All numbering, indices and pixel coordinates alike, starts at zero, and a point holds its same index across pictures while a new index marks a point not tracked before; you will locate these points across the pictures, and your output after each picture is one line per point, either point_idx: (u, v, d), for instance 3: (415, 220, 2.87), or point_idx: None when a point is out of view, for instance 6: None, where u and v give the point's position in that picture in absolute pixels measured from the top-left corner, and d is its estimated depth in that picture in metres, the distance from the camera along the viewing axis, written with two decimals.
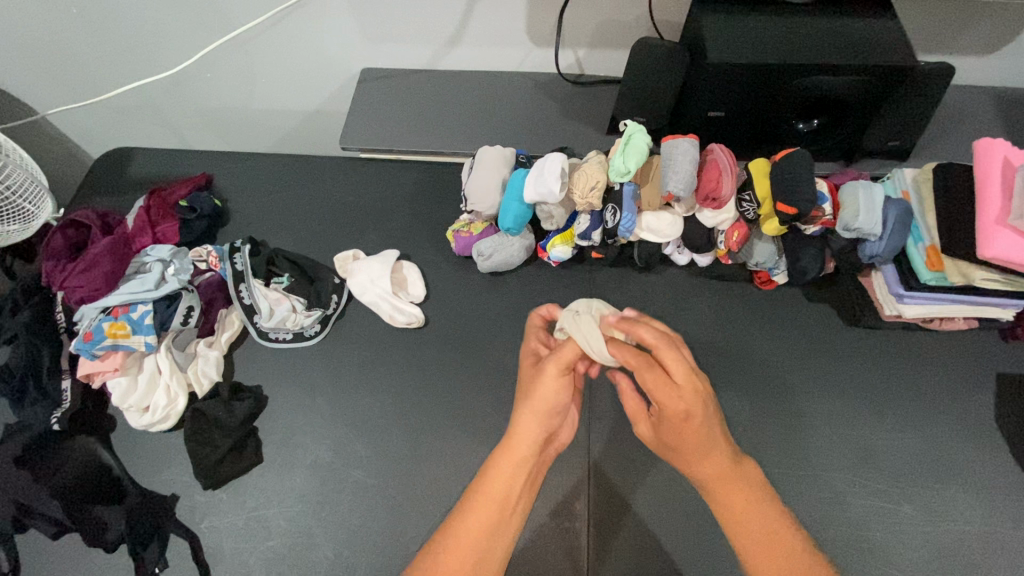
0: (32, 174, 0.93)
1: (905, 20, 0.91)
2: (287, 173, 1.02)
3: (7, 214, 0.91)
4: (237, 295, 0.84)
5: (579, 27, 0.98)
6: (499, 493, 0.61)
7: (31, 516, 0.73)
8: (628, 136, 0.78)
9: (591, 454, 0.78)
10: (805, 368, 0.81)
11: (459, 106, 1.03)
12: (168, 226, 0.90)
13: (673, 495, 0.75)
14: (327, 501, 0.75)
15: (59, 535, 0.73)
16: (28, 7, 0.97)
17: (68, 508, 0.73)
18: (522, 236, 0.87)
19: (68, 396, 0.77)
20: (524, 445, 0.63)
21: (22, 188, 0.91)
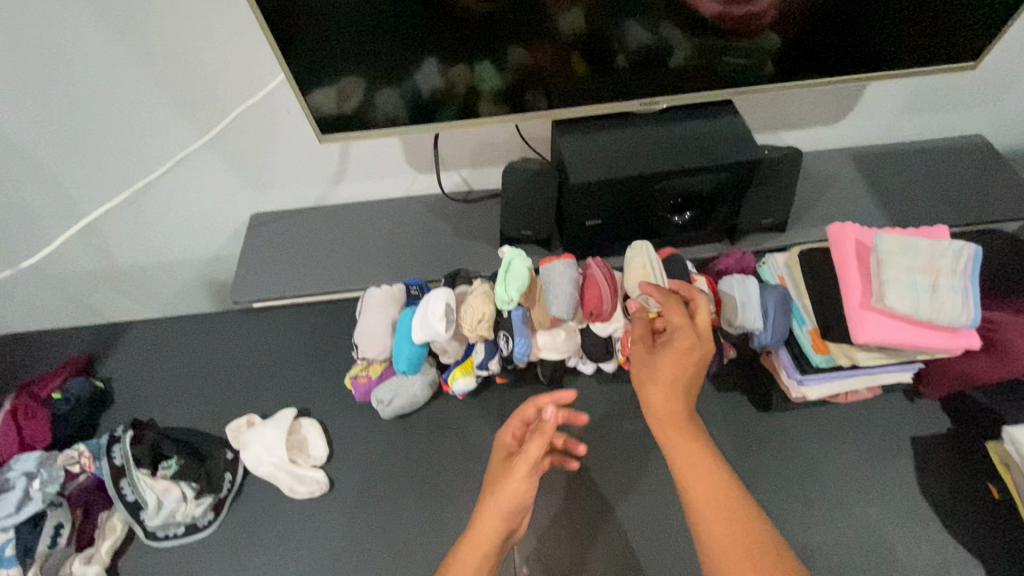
0: None
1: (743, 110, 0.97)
2: (178, 336, 0.97)
3: None
4: (118, 493, 0.76)
5: (456, 152, 1.00)
6: None
7: None
8: (508, 263, 0.78)
9: None
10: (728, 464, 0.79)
11: (352, 241, 1.03)
12: (35, 425, 0.81)
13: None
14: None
15: None
16: None
17: None
18: (421, 372, 0.84)
19: None
20: (484, 540, 0.62)
21: None
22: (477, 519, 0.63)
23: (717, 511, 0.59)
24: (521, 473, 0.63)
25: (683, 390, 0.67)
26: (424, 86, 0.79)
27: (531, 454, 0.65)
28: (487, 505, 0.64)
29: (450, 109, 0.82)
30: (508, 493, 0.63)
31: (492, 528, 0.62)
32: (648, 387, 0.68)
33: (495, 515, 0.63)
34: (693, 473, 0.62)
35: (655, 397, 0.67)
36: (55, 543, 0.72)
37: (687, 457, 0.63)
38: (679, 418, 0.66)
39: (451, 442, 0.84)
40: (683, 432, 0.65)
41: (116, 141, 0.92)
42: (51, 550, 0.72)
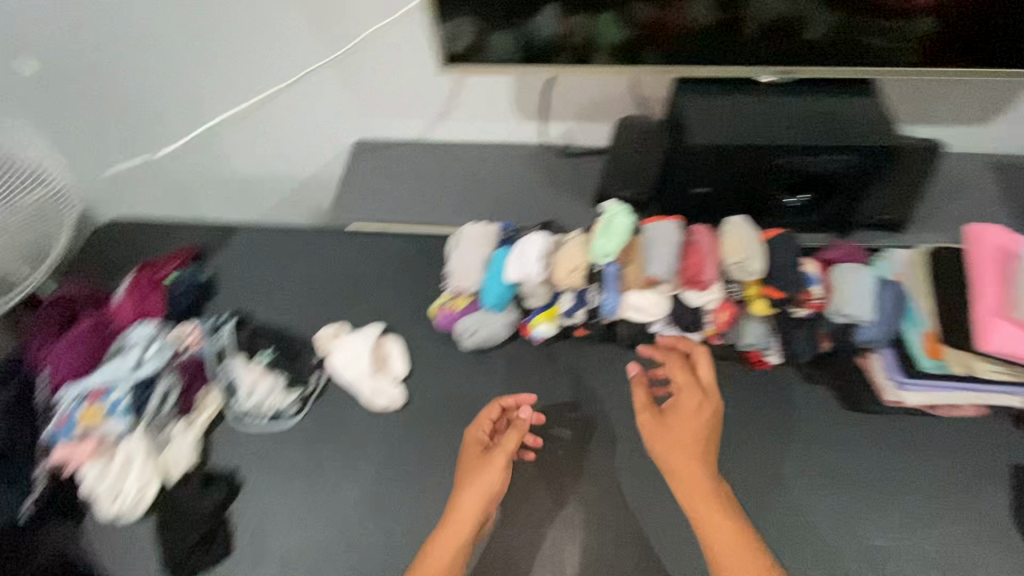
0: None
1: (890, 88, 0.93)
2: (276, 244, 1.02)
3: None
4: (216, 375, 0.84)
5: (565, 103, 0.99)
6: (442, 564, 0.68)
7: None
8: (608, 218, 0.79)
9: (577, 550, 0.73)
10: (804, 456, 0.76)
11: (448, 179, 1.04)
12: (152, 302, 0.89)
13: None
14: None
15: None
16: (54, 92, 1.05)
17: None
18: (505, 313, 0.84)
19: (39, 483, 0.77)
20: (466, 523, 0.70)
21: None
22: (457, 508, 0.71)
23: (727, 542, 0.65)
24: (498, 467, 0.72)
25: (696, 449, 0.71)
26: (541, 32, 0.78)
27: (506, 446, 0.74)
28: (462, 497, 0.71)
29: (563, 60, 0.81)
30: (484, 480, 0.72)
31: (462, 518, 0.70)
32: (653, 439, 0.73)
33: (466, 500, 0.71)
34: (699, 505, 0.68)
35: (676, 454, 0.71)
36: (161, 407, 0.80)
37: (701, 497, 0.68)
38: (702, 474, 0.69)
39: (522, 384, 0.85)
40: (697, 467, 0.70)
41: (248, 49, 0.97)
42: (157, 411, 0.80)
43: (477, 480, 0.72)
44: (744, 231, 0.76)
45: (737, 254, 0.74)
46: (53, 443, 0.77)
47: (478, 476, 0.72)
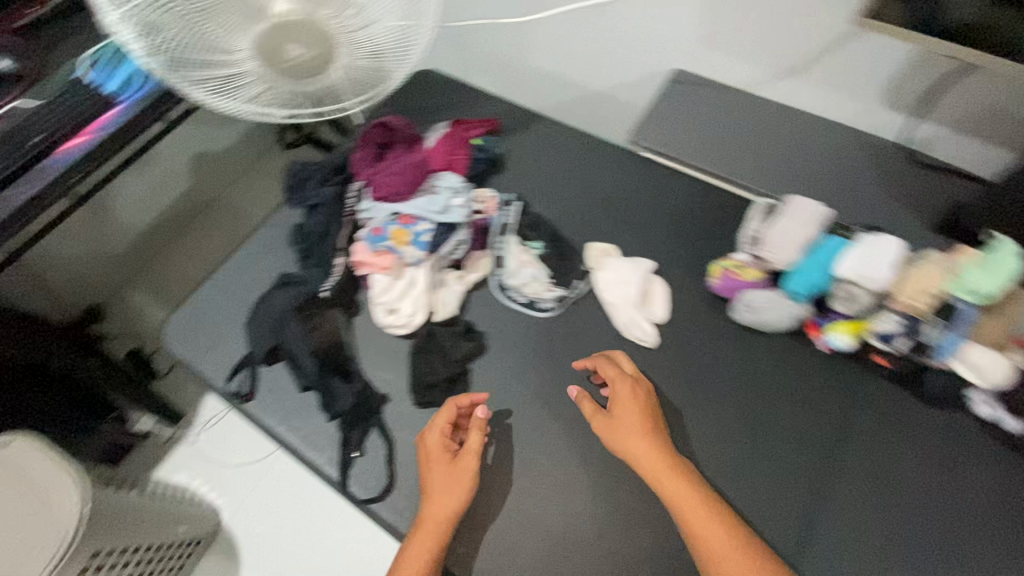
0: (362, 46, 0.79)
1: None
2: (568, 144, 1.01)
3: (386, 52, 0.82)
4: (493, 244, 0.90)
5: (958, 101, 0.83)
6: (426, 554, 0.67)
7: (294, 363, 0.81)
8: (992, 252, 0.68)
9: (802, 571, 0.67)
10: None
11: (768, 139, 0.94)
12: (459, 156, 0.94)
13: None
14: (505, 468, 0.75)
15: (304, 390, 0.81)
16: None
17: (320, 369, 0.80)
18: (802, 304, 0.77)
19: (337, 270, 0.85)
20: (439, 514, 0.69)
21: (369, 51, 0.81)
22: (431, 503, 0.70)
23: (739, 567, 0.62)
24: (467, 470, 0.70)
25: (650, 441, 0.69)
26: (948, 17, 0.62)
27: (473, 447, 0.72)
28: (433, 473, 0.71)
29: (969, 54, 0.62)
30: (458, 486, 0.70)
31: (447, 498, 0.69)
32: (611, 437, 0.71)
33: (447, 477, 0.71)
34: (683, 509, 0.66)
35: (634, 445, 0.70)
36: (451, 254, 0.86)
37: (693, 514, 0.65)
38: (637, 450, 0.69)
39: (788, 382, 0.77)
40: (644, 445, 0.69)
41: None
42: (447, 256, 0.86)
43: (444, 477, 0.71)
44: None
45: None
46: (362, 244, 0.85)
47: (449, 478, 0.70)
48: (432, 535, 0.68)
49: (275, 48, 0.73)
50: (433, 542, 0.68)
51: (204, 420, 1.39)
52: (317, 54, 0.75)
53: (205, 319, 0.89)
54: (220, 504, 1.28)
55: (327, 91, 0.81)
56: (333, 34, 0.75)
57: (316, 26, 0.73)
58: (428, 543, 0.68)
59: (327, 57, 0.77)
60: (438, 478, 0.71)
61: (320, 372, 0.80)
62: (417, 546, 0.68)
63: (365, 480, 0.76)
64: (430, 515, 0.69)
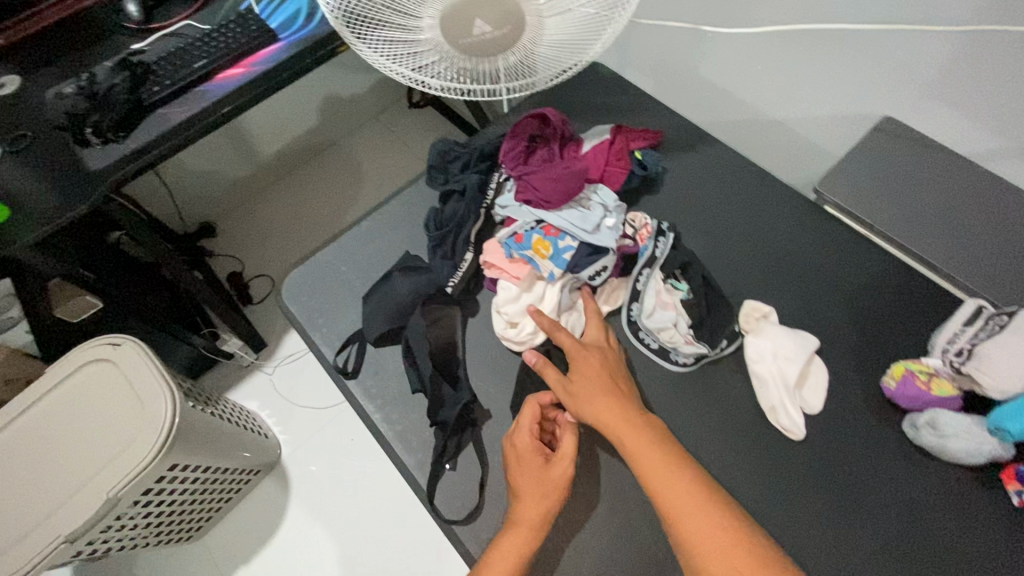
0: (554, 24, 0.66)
1: None
2: (736, 179, 0.90)
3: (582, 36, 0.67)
4: (635, 274, 0.79)
5: None
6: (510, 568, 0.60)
7: (410, 359, 0.77)
8: None
9: None
10: None
11: (990, 225, 0.78)
12: (616, 170, 0.86)
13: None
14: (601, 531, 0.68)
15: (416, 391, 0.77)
16: None
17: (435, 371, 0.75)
18: (1004, 445, 0.63)
19: (465, 265, 0.81)
20: (523, 522, 0.62)
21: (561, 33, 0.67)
22: (516, 510, 0.63)
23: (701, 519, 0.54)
24: (560, 474, 0.64)
25: (604, 389, 0.66)
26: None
27: (568, 450, 0.65)
28: (519, 471, 0.65)
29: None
30: (551, 494, 0.63)
31: (534, 499, 0.63)
32: (575, 397, 0.66)
33: (535, 476, 0.64)
34: (654, 476, 0.58)
35: (592, 407, 0.64)
36: (591, 279, 0.78)
37: (647, 465, 0.59)
38: (597, 405, 0.64)
39: (959, 526, 0.64)
40: (610, 404, 0.64)
41: None
42: (586, 280, 0.78)
43: (532, 481, 0.64)
44: None
45: None
46: (499, 246, 0.80)
47: (541, 485, 0.64)
48: (519, 536, 0.62)
49: (457, 24, 0.63)
50: (522, 549, 0.61)
51: (282, 353, 1.37)
52: (503, 33, 0.64)
53: (324, 281, 0.87)
54: (282, 441, 1.27)
55: (504, 71, 0.69)
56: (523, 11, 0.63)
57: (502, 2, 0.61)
58: (512, 557, 0.61)
59: (511, 37, 0.64)
60: (531, 488, 0.64)
61: (429, 370, 0.75)
62: (495, 557, 0.61)
63: (451, 497, 0.71)
64: (515, 529, 0.62)
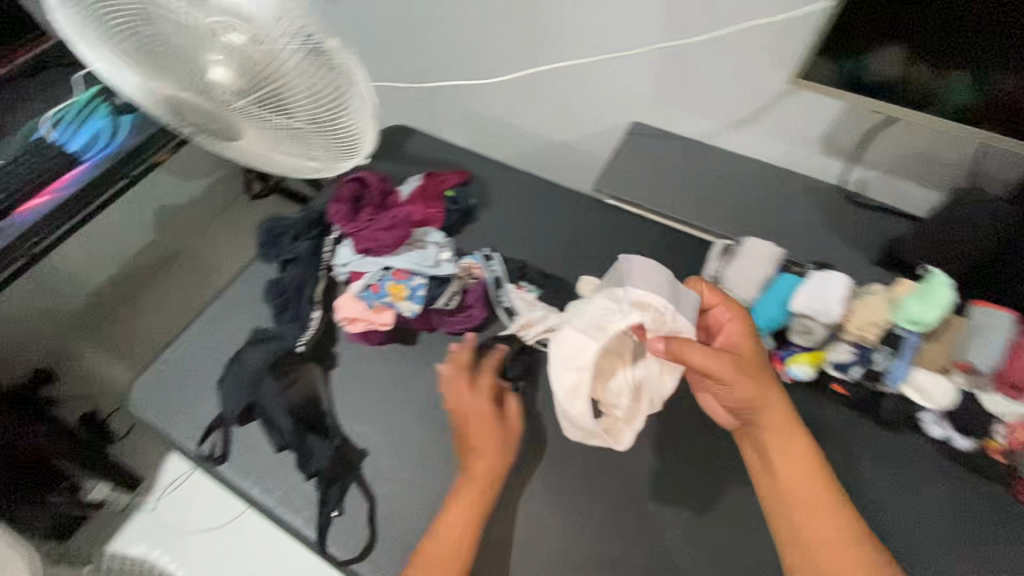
0: (297, 137, 0.76)
1: None
2: (535, 195, 1.06)
3: (327, 153, 0.78)
4: (498, 299, 0.91)
5: (880, 151, 0.92)
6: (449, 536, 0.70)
7: (268, 423, 0.80)
8: (929, 284, 0.72)
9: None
10: None
11: (717, 187, 1.01)
12: (435, 209, 0.97)
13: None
14: None
15: (281, 450, 0.79)
16: None
17: (297, 427, 0.79)
18: (767, 339, 0.80)
19: (314, 325, 0.86)
20: (478, 484, 0.73)
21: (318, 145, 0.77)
22: (469, 472, 0.74)
23: (812, 504, 0.67)
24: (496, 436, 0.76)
25: (751, 374, 0.71)
26: (874, 73, 0.74)
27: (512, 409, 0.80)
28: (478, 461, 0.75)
29: (892, 106, 0.75)
30: (494, 455, 0.75)
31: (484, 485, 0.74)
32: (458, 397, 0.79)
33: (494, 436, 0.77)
34: (801, 478, 0.68)
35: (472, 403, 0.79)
36: (448, 304, 0.87)
37: (773, 450, 0.70)
38: (772, 397, 0.71)
39: None
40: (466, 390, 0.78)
41: None
42: (442, 308, 0.87)
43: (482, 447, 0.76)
44: None
45: None
46: (356, 300, 0.85)
47: (495, 448, 0.76)
48: (466, 503, 0.72)
49: (190, 101, 0.71)
50: (468, 516, 0.71)
51: (165, 483, 1.26)
52: (226, 125, 0.74)
53: (175, 379, 0.86)
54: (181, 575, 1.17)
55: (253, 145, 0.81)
56: (245, 120, 0.73)
57: (230, 113, 0.72)
58: (465, 517, 0.71)
59: (236, 128, 0.75)
60: (483, 450, 0.76)
61: (296, 429, 0.79)
62: (444, 526, 0.71)
63: (347, 541, 0.74)
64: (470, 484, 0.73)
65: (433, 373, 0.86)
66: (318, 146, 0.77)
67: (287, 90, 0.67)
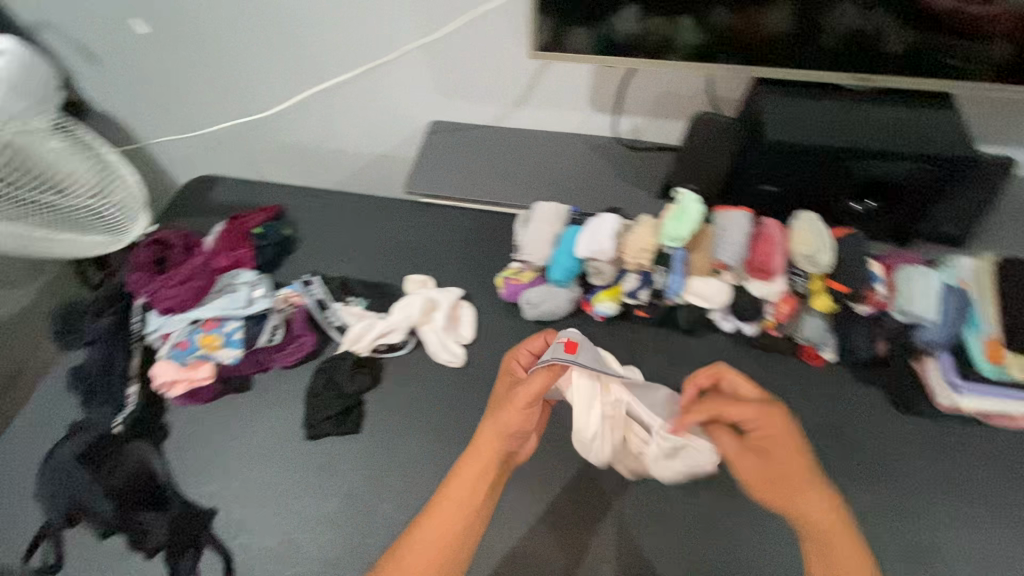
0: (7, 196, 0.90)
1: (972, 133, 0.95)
2: (352, 211, 1.07)
3: (106, 214, 1.00)
4: (325, 318, 0.91)
5: (638, 98, 1.02)
6: (451, 520, 0.67)
7: (86, 513, 0.76)
8: (681, 204, 0.81)
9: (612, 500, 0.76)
10: None
11: (517, 162, 1.08)
12: (244, 251, 0.95)
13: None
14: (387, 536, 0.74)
15: (106, 535, 0.75)
16: (160, 56, 1.13)
17: (122, 509, 0.75)
18: (570, 287, 0.89)
19: (131, 401, 0.83)
20: (482, 456, 0.70)
21: (120, 202, 1.01)
22: (477, 439, 0.71)
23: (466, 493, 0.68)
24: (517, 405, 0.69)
25: (501, 410, 0.71)
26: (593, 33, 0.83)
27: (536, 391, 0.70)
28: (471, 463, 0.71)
29: (640, 57, 0.85)
30: (504, 419, 0.70)
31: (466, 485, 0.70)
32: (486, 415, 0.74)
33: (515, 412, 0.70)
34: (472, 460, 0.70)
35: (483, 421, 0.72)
36: (272, 339, 0.87)
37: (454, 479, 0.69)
38: (491, 425, 0.70)
39: None
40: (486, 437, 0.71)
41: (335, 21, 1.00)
42: (265, 345, 0.87)
43: (494, 417, 0.71)
44: (812, 226, 0.79)
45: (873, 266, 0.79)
46: (169, 362, 0.84)
47: (498, 419, 0.70)
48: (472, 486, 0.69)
49: None
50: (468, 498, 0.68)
51: None
52: None
53: None
54: None
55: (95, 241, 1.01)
56: None
57: None
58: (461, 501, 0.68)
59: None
60: (492, 427, 0.70)
61: (120, 511, 0.75)
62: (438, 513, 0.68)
63: None
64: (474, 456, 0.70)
65: (272, 412, 0.84)
66: (103, 206, 0.99)
67: (87, 185, 0.98)
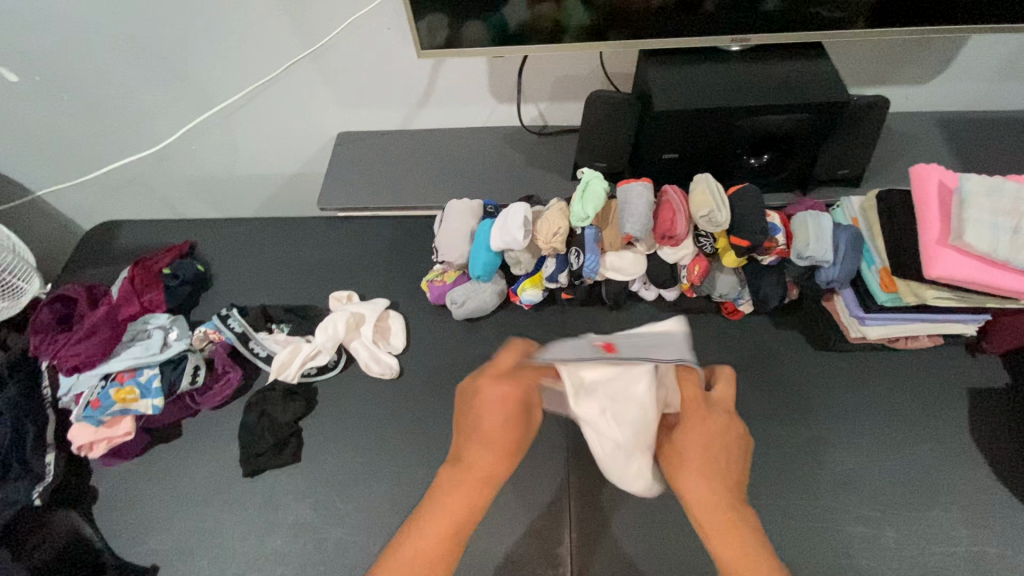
0: None
1: (850, 78, 1.00)
2: (267, 236, 1.05)
3: None
4: (250, 350, 0.88)
5: (537, 84, 1.03)
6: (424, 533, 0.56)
7: None
8: (585, 183, 0.81)
9: (559, 483, 0.78)
10: None
11: (427, 162, 1.07)
12: (155, 294, 0.92)
13: (666, 543, 0.73)
14: (341, 559, 0.74)
15: None
16: (35, 103, 1.07)
17: None
18: (493, 281, 0.89)
19: (51, 470, 0.78)
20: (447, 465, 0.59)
21: (10, 264, 0.94)
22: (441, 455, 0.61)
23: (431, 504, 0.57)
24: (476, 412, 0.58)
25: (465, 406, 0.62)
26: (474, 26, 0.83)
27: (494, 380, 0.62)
28: (476, 447, 0.58)
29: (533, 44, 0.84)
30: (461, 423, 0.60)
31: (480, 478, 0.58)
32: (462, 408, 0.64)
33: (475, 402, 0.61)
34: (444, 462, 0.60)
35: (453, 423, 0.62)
36: (195, 381, 0.83)
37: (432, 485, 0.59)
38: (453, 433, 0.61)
39: None
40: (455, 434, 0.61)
41: (215, 44, 0.97)
42: (190, 388, 0.83)
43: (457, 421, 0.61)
44: (710, 185, 0.77)
45: (771, 217, 0.79)
46: (83, 424, 0.78)
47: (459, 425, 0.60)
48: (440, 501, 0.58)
49: None
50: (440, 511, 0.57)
51: None
52: None
53: None
54: None
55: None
56: None
57: None
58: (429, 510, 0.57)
59: None
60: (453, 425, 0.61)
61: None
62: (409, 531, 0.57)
63: None
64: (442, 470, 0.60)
65: (205, 455, 0.82)
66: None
67: None
